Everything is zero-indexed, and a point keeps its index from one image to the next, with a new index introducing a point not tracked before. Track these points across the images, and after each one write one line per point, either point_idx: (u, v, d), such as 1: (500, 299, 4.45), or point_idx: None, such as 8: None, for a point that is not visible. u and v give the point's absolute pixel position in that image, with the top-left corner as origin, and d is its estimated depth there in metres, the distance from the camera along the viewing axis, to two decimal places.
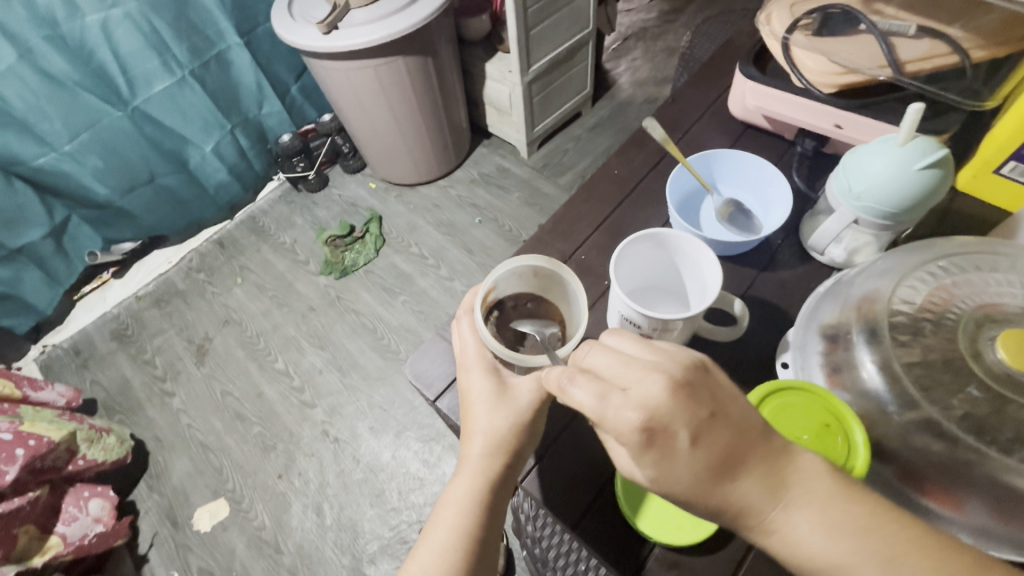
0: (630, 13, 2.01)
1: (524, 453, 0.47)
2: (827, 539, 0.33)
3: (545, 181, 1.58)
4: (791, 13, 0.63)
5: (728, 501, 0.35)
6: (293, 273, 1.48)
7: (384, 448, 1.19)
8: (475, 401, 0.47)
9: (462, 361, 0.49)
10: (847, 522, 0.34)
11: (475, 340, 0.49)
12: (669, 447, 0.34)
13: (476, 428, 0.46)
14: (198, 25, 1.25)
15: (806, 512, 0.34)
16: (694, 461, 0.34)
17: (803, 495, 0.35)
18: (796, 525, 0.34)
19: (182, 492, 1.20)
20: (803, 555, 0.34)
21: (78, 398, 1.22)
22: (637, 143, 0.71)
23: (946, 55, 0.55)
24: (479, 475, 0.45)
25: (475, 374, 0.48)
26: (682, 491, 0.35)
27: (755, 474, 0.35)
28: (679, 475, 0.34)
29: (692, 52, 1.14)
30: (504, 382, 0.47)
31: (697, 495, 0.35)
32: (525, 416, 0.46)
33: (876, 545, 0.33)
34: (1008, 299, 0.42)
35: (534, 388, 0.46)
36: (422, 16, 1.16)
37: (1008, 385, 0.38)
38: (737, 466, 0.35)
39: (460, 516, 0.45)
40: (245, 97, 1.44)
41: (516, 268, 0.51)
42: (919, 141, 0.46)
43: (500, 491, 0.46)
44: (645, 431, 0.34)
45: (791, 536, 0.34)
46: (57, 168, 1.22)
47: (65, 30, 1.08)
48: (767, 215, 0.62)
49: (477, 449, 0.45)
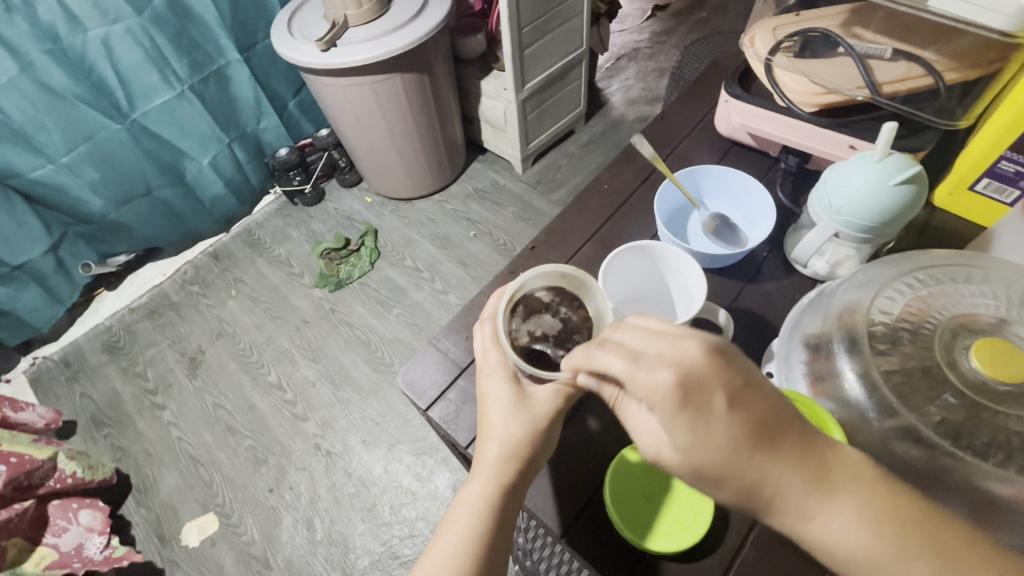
0: (622, 34, 2.07)
1: (538, 462, 0.47)
2: (863, 530, 0.34)
3: (539, 196, 1.61)
4: (774, 36, 0.65)
5: (764, 482, 0.35)
6: (287, 286, 1.49)
7: (377, 462, 1.19)
8: (493, 405, 0.47)
9: (483, 366, 0.50)
10: (888, 515, 0.34)
11: (495, 345, 0.49)
12: (707, 411, 0.34)
13: (492, 433, 0.46)
14: (198, 42, 1.28)
15: (849, 504, 0.34)
16: (733, 429, 0.34)
17: (845, 485, 0.35)
18: (835, 516, 0.34)
19: (171, 507, 1.18)
20: (834, 545, 0.34)
21: (57, 420, 1.23)
22: (626, 159, 0.73)
23: (922, 76, 0.57)
24: (493, 480, 0.45)
25: (495, 379, 0.48)
26: (713, 464, 0.35)
27: (795, 457, 0.35)
28: (715, 446, 0.34)
29: (681, 72, 1.17)
30: (524, 390, 0.48)
31: (733, 472, 0.35)
32: (541, 424, 0.46)
33: (917, 541, 0.33)
34: (982, 310, 0.44)
35: (552, 397, 0.47)
36: (419, 34, 1.19)
37: (983, 393, 0.39)
38: (777, 449, 0.35)
39: (472, 521, 0.44)
40: (244, 112, 1.46)
41: (544, 271, 0.51)
42: (894, 158, 0.48)
43: (513, 498, 0.46)
44: (682, 390, 0.34)
45: (828, 524, 0.34)
46: (54, 180, 1.23)
47: (66, 44, 1.09)
48: (753, 228, 0.64)
49: (493, 454, 0.45)
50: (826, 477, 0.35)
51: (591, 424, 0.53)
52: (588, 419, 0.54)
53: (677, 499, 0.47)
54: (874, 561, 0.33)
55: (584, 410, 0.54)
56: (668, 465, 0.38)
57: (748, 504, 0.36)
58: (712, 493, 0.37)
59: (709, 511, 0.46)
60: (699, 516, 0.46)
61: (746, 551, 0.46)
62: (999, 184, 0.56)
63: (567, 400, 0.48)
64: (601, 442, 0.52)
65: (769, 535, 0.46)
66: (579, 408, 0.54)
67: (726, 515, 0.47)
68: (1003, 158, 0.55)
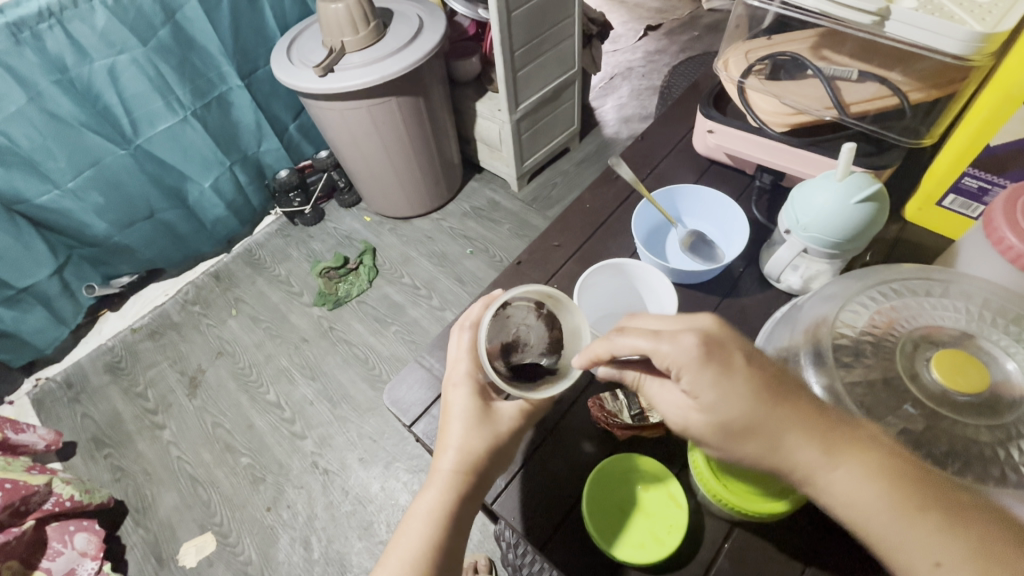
0: (616, 54, 2.12)
1: (491, 476, 0.49)
2: (873, 488, 0.37)
3: (535, 214, 1.63)
4: (747, 59, 0.68)
5: (780, 436, 0.38)
6: (287, 305, 1.51)
7: (373, 479, 1.19)
8: (456, 415, 0.49)
9: (451, 375, 0.52)
10: (898, 473, 0.37)
11: (469, 356, 0.52)
12: (728, 364, 0.39)
13: (451, 442, 0.49)
14: (200, 69, 1.32)
15: (864, 459, 0.38)
16: (753, 391, 0.39)
17: (858, 445, 0.38)
18: (848, 480, 0.37)
19: (169, 527, 1.19)
20: (849, 505, 0.38)
21: (58, 441, 1.25)
22: (608, 180, 0.75)
23: (888, 96, 0.59)
24: (447, 491, 0.48)
25: (462, 390, 0.51)
26: (736, 412, 0.39)
27: (809, 421, 0.39)
28: (738, 395, 0.39)
29: (669, 91, 1.20)
30: (488, 404, 0.50)
31: (753, 423, 0.39)
32: (501, 439, 0.49)
33: (928, 498, 0.36)
34: (942, 322, 0.45)
35: (514, 415, 0.50)
36: (413, 59, 1.23)
37: (944, 404, 0.41)
38: (784, 403, 0.39)
39: (424, 532, 0.47)
40: (245, 135, 1.50)
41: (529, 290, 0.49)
42: (856, 176, 0.50)
43: (464, 510, 0.48)
44: (707, 370, 0.39)
45: (843, 476, 0.38)
46: (60, 206, 1.26)
47: (73, 75, 1.14)
48: (729, 245, 0.66)
49: (450, 464, 0.48)
50: (841, 436, 0.39)
51: (569, 440, 0.54)
52: (569, 432, 0.55)
53: (652, 511, 0.49)
54: (891, 515, 0.36)
55: (564, 422, 0.55)
56: (695, 432, 0.41)
57: (767, 464, 0.39)
58: (737, 451, 0.40)
59: (683, 522, 0.47)
60: (673, 527, 0.47)
61: (721, 562, 0.47)
62: (965, 200, 0.58)
63: (527, 418, 0.51)
64: (581, 456, 0.53)
65: (743, 546, 0.47)
66: (559, 423, 0.55)
67: (700, 526, 0.48)
68: (966, 174, 0.57)
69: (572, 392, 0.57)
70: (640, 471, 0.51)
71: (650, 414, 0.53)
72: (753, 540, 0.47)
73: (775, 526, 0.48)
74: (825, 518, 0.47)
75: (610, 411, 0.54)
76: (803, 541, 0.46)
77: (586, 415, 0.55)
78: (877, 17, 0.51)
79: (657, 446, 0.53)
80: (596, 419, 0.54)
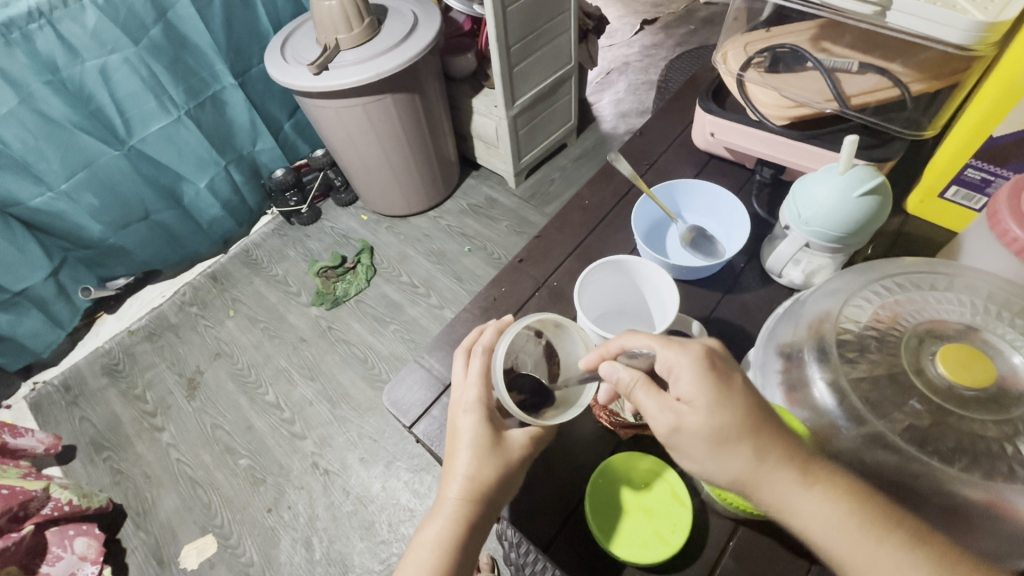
0: (612, 48, 2.11)
1: (500, 502, 0.49)
2: (844, 511, 0.38)
3: (532, 210, 1.62)
4: (745, 52, 0.67)
5: (767, 451, 0.40)
6: (284, 305, 1.50)
7: (374, 479, 1.19)
8: (464, 444, 0.48)
9: (460, 401, 0.50)
10: (864, 500, 0.39)
11: (481, 383, 0.50)
12: (727, 376, 0.41)
13: (460, 472, 0.48)
14: (194, 68, 1.31)
15: (835, 483, 0.39)
16: (744, 411, 0.40)
17: (831, 471, 0.40)
18: (823, 507, 0.39)
19: (170, 529, 1.18)
20: (824, 529, 0.39)
21: (57, 444, 1.24)
22: (607, 176, 0.75)
23: (889, 88, 0.58)
24: (455, 520, 0.48)
25: (471, 419, 0.49)
26: (733, 418, 0.40)
27: (786, 443, 0.40)
28: (734, 403, 0.40)
29: (666, 85, 1.19)
30: (498, 431, 0.49)
31: (746, 431, 0.40)
32: (511, 468, 0.48)
33: (894, 524, 0.38)
34: (947, 316, 0.45)
35: (525, 442, 0.49)
36: (408, 56, 1.21)
37: (950, 399, 0.41)
38: (770, 422, 0.41)
39: (432, 559, 0.47)
40: (239, 135, 1.49)
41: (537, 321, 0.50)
42: (858, 169, 0.50)
43: (472, 538, 0.48)
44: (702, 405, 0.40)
45: (819, 499, 0.39)
46: (54, 208, 1.25)
47: (65, 75, 1.12)
48: (730, 240, 0.65)
49: (457, 493, 0.48)
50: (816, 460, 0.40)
51: (571, 439, 0.54)
52: (571, 431, 0.54)
53: (655, 511, 0.48)
54: (860, 541, 0.38)
55: (567, 421, 0.55)
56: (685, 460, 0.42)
57: (748, 483, 0.40)
58: (725, 462, 0.40)
59: (686, 522, 0.47)
60: (676, 527, 0.47)
61: (726, 561, 0.46)
62: (967, 191, 0.58)
63: (536, 444, 0.50)
64: (583, 454, 0.53)
65: (748, 545, 0.46)
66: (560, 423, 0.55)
67: (705, 525, 0.48)
68: (968, 166, 0.56)
69: None
70: (642, 470, 0.50)
71: None
72: (757, 538, 0.47)
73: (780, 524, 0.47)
74: None
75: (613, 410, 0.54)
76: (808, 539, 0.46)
77: (588, 414, 0.55)
78: (878, 8, 0.51)
79: (660, 445, 0.53)
80: (598, 418, 0.55)
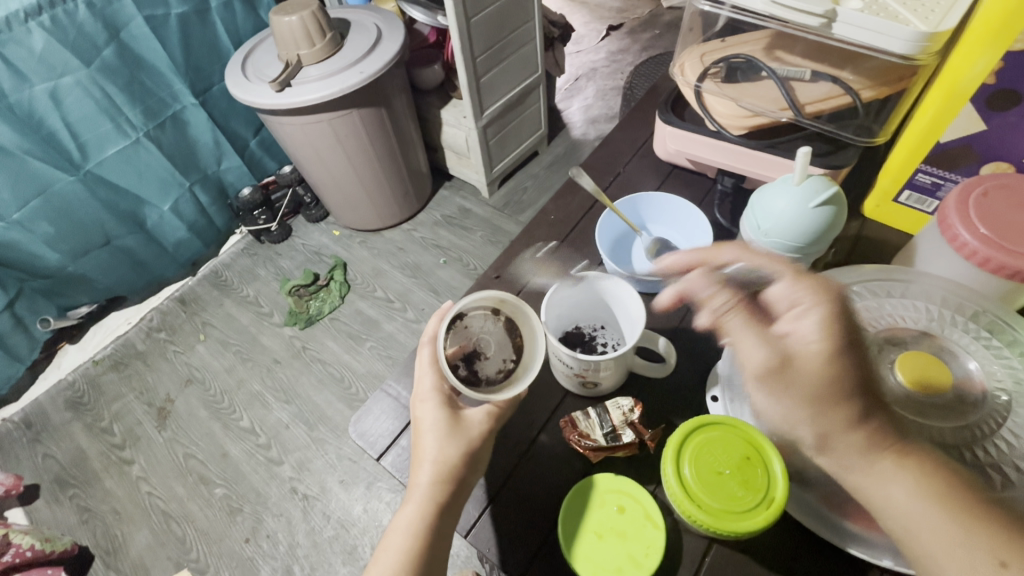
0: (579, 55, 2.12)
1: (469, 483, 0.49)
2: (930, 495, 0.36)
3: (506, 219, 1.62)
4: (702, 61, 0.66)
5: (859, 424, 0.39)
6: (256, 326, 1.47)
7: (356, 501, 1.16)
8: (427, 429, 0.49)
9: (418, 392, 0.52)
10: (950, 486, 0.36)
11: (432, 370, 0.51)
12: (852, 339, 0.39)
13: (426, 457, 0.48)
14: (151, 88, 1.27)
15: (914, 473, 0.37)
16: (849, 375, 0.39)
17: (917, 459, 0.38)
18: (913, 493, 0.37)
19: (143, 567, 1.14)
20: (909, 511, 0.36)
21: (18, 485, 1.24)
22: (572, 189, 0.74)
23: (840, 95, 0.59)
24: (425, 504, 0.47)
25: (429, 404, 0.50)
26: (826, 377, 0.39)
27: (875, 430, 0.39)
28: (822, 376, 0.39)
29: (632, 92, 1.20)
30: (456, 413, 0.49)
31: (840, 389, 0.39)
32: (474, 445, 0.48)
33: (981, 510, 0.35)
34: (905, 322, 0.46)
35: (484, 418, 0.49)
36: (372, 70, 1.20)
37: (910, 407, 0.41)
38: (864, 398, 0.39)
39: (405, 544, 0.47)
40: (203, 154, 1.45)
41: (483, 297, 0.53)
42: (813, 180, 0.50)
43: (445, 522, 0.47)
44: (809, 354, 0.39)
45: (895, 488, 0.37)
46: (6, 237, 1.20)
47: (12, 100, 1.08)
48: (694, 250, 0.66)
49: (426, 477, 0.47)
50: (904, 449, 0.38)
51: (543, 464, 0.53)
52: (545, 456, 0.53)
53: (628, 534, 0.47)
54: (943, 519, 0.35)
55: (537, 446, 0.54)
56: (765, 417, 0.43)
57: (832, 453, 0.39)
58: (823, 419, 0.39)
59: (660, 544, 0.46)
60: (650, 550, 0.46)
61: None
62: (919, 196, 0.60)
63: (497, 420, 0.50)
64: (556, 477, 0.52)
65: (722, 563, 0.46)
66: (530, 448, 0.54)
67: (679, 544, 0.48)
68: (919, 171, 0.58)
69: (543, 413, 0.56)
70: (614, 492, 0.49)
71: (623, 432, 0.52)
72: (731, 555, 0.47)
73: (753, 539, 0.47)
74: (798, 526, 0.47)
75: (583, 431, 0.53)
76: (778, 552, 0.46)
77: (559, 436, 0.54)
78: (824, 19, 0.52)
79: (632, 464, 0.52)
80: (569, 441, 0.53)
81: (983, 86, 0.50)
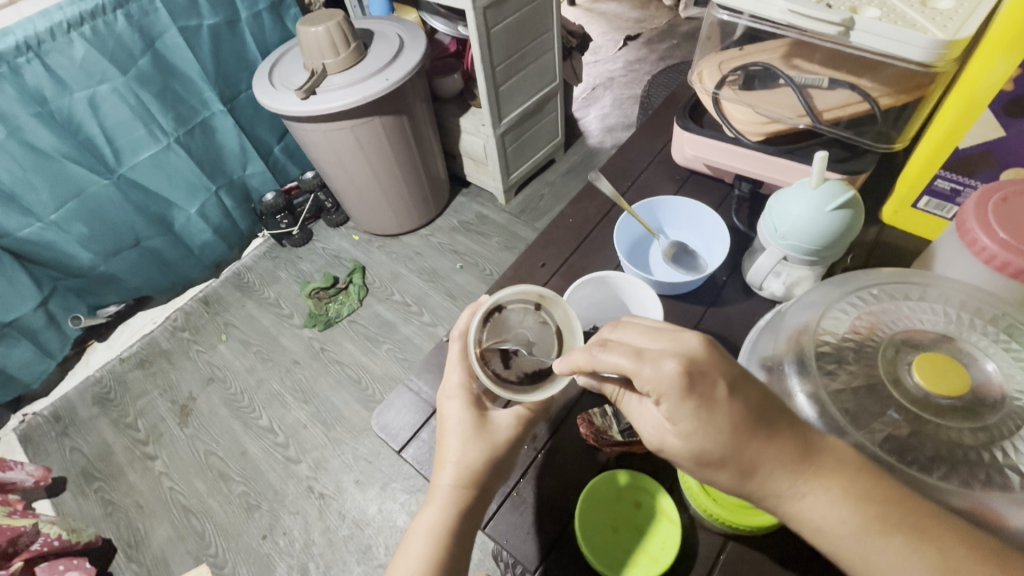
0: (596, 64, 2.15)
1: (492, 487, 0.50)
2: (854, 509, 0.37)
3: (523, 225, 1.64)
4: (720, 70, 0.67)
5: (757, 464, 0.38)
6: (277, 328, 1.50)
7: (370, 501, 1.18)
8: (452, 429, 0.50)
9: (444, 388, 0.53)
10: (865, 494, 0.37)
11: (461, 366, 0.53)
12: (709, 397, 0.37)
13: (450, 457, 0.50)
14: (182, 96, 1.32)
15: (830, 483, 0.38)
16: (746, 413, 0.38)
17: (829, 471, 0.38)
18: (822, 493, 0.38)
19: (163, 560, 1.17)
20: (831, 529, 0.37)
21: (47, 476, 1.25)
22: (590, 194, 0.76)
23: (859, 103, 0.59)
24: (447, 506, 0.48)
25: (456, 403, 0.51)
26: (712, 449, 0.38)
27: (789, 450, 0.38)
28: (715, 433, 0.38)
29: (649, 100, 1.21)
30: (484, 416, 0.51)
31: (730, 452, 0.38)
32: (500, 449, 0.50)
33: (896, 519, 0.36)
34: (924, 326, 0.46)
35: (512, 423, 0.51)
36: (394, 78, 1.23)
37: (926, 407, 0.41)
38: (766, 429, 0.38)
39: (427, 545, 0.48)
40: (229, 160, 1.50)
41: (522, 292, 0.53)
42: (830, 183, 0.51)
43: (467, 524, 0.49)
44: (688, 378, 0.37)
45: (813, 501, 0.38)
46: (43, 238, 1.25)
47: (53, 107, 1.13)
48: (711, 254, 0.67)
49: (450, 478, 0.49)
50: (813, 462, 0.38)
51: (560, 460, 0.54)
52: (561, 454, 0.54)
53: (645, 528, 0.49)
54: (857, 537, 0.37)
55: (555, 442, 0.55)
56: (671, 454, 0.41)
57: (747, 490, 0.40)
58: (712, 476, 0.40)
59: (675, 539, 0.48)
60: (666, 545, 0.47)
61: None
62: (939, 201, 0.60)
63: (524, 425, 0.52)
64: (573, 473, 0.53)
65: (738, 562, 0.47)
66: (549, 445, 0.55)
67: (695, 540, 0.48)
68: (938, 177, 0.58)
69: (560, 412, 0.56)
70: (632, 487, 0.51)
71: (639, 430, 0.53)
72: (746, 553, 0.47)
73: (768, 537, 0.47)
74: None
75: (599, 427, 0.54)
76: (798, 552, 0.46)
77: (575, 433, 0.55)
78: (841, 28, 0.52)
79: (648, 461, 0.53)
80: (584, 435, 0.54)
81: (1000, 93, 0.51)
